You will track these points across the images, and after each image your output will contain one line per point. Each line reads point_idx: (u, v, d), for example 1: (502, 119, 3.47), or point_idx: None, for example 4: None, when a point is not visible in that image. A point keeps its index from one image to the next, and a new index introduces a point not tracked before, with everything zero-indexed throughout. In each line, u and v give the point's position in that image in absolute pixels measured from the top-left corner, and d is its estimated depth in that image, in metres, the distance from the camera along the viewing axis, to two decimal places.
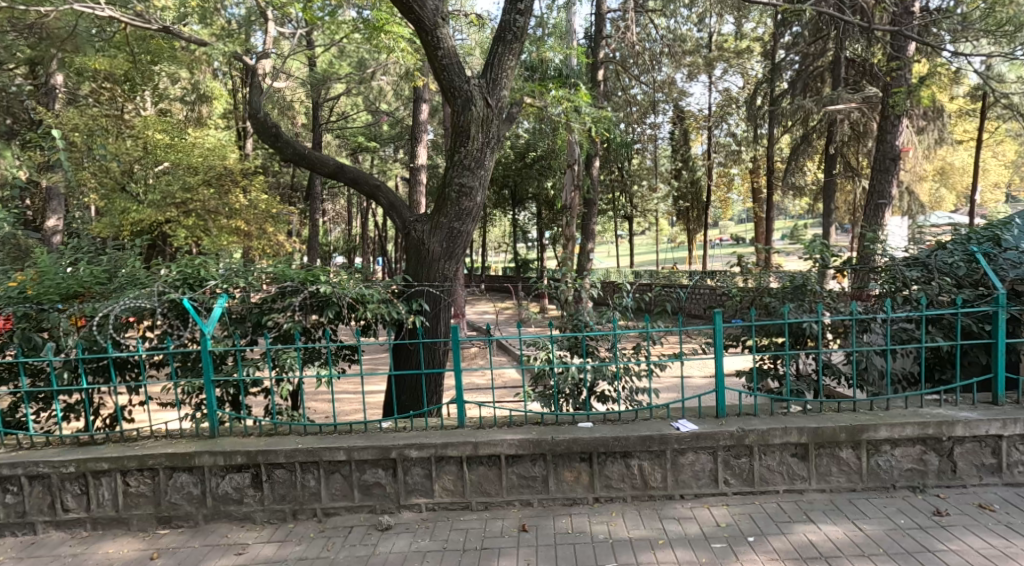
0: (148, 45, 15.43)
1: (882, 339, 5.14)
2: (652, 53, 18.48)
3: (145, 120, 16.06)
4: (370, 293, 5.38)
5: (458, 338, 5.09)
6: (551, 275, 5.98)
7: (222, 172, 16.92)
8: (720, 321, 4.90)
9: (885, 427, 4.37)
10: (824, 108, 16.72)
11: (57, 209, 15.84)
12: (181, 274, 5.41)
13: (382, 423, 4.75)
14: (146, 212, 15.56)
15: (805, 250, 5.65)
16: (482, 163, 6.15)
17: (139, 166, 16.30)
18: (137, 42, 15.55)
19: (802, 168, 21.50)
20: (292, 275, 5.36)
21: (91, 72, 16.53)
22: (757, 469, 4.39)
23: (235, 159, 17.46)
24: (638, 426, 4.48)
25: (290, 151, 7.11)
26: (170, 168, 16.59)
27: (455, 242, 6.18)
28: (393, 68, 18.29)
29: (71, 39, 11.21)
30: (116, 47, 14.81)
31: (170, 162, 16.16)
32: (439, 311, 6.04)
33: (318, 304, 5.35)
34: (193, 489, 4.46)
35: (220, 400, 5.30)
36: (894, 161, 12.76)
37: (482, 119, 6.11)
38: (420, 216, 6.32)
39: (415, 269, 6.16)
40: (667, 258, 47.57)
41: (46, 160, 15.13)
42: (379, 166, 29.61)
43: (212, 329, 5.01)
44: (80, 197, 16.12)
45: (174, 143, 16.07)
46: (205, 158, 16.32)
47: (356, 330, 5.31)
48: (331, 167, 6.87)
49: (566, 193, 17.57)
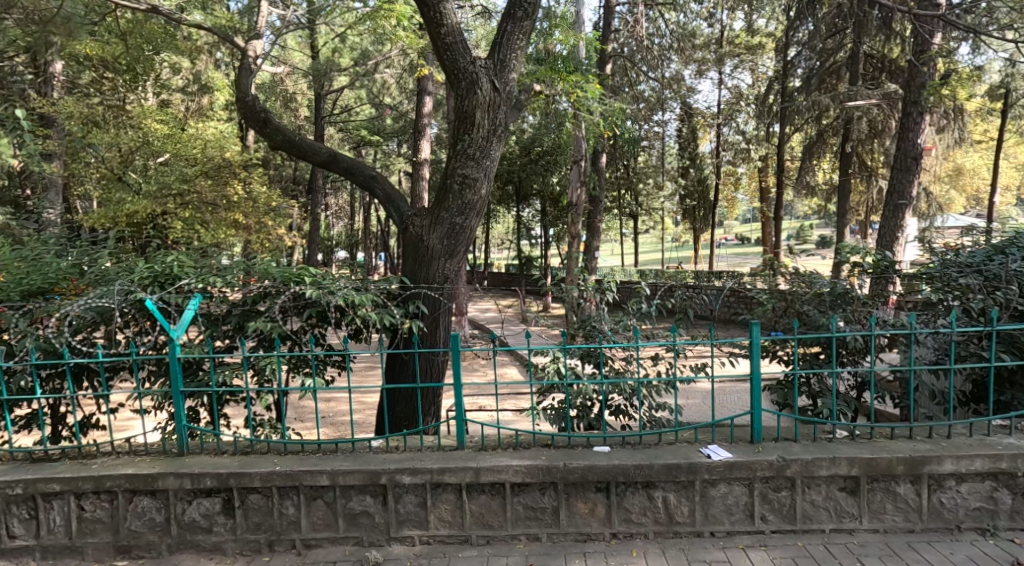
0: (145, 31, 14.91)
1: (932, 354, 4.67)
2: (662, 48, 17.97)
3: (143, 109, 15.63)
4: (363, 298, 4.84)
5: (459, 347, 4.53)
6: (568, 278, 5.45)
7: (223, 164, 16.42)
8: (758, 334, 4.38)
9: (950, 459, 3.84)
10: (841, 105, 16.25)
11: (55, 199, 15.21)
12: (151, 271, 4.88)
13: (373, 442, 4.22)
14: (142, 203, 14.88)
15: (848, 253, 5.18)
16: (488, 152, 5.62)
17: (138, 157, 15.80)
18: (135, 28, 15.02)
19: (816, 167, 20.90)
20: (275, 273, 4.85)
21: (90, 59, 16.05)
22: (799, 505, 3.86)
23: (235, 151, 16.97)
24: (663, 452, 3.96)
25: (280, 139, 6.56)
26: (170, 161, 16.12)
27: (457, 239, 5.64)
28: (396, 59, 17.73)
29: (59, 22, 10.63)
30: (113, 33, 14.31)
31: (169, 154, 15.79)
32: (438, 315, 5.50)
33: (305, 306, 4.84)
34: (156, 515, 3.94)
35: (193, 412, 4.77)
36: (916, 160, 12.12)
37: (488, 105, 5.59)
38: (420, 210, 5.81)
39: (414, 269, 5.62)
40: (671, 258, 46.92)
41: (42, 149, 14.67)
42: (382, 159, 29.09)
43: (181, 334, 4.47)
44: (77, 186, 15.61)
45: (176, 135, 15.77)
46: (205, 149, 15.98)
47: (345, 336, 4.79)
48: (324, 156, 6.31)
49: (572, 190, 16.99)
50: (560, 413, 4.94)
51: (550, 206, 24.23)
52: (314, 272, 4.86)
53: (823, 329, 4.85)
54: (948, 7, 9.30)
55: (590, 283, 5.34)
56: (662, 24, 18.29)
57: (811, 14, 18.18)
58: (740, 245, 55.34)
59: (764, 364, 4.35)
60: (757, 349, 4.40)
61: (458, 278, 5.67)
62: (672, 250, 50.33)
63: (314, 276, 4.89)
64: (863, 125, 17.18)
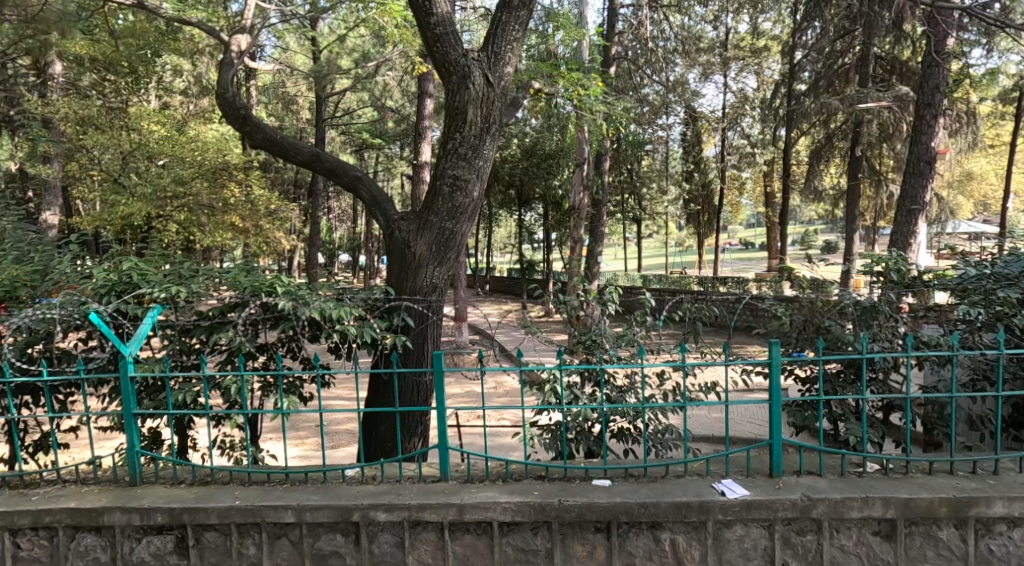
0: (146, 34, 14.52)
1: (969, 376, 4.26)
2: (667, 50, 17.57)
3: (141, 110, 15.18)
4: (339, 311, 4.40)
5: (444, 367, 4.12)
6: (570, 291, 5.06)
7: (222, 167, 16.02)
8: (778, 355, 3.93)
9: (1000, 501, 3.44)
10: (851, 108, 15.86)
11: (55, 202, 14.99)
12: (107, 280, 4.42)
13: (348, 472, 3.82)
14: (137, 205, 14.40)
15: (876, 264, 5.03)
16: (481, 151, 5.21)
17: (135, 160, 15.21)
18: (139, 34, 14.58)
19: (824, 171, 20.27)
20: (244, 282, 4.42)
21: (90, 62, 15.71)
22: (826, 550, 3.46)
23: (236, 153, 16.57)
24: (670, 488, 3.55)
25: (261, 136, 6.11)
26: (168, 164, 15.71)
27: (446, 245, 5.21)
28: (396, 61, 17.38)
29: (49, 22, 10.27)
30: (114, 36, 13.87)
31: (166, 156, 15.40)
32: (426, 329, 5.12)
33: (278, 318, 4.42)
34: (101, 554, 3.57)
35: (146, 437, 4.33)
36: (930, 164, 11.62)
37: (482, 101, 5.17)
38: (407, 213, 5.40)
39: (400, 278, 5.21)
40: (675, 263, 46.51)
41: (39, 151, 14.27)
42: (384, 163, 28.72)
43: (133, 351, 4.04)
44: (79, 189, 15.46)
45: (174, 136, 15.47)
46: (202, 153, 15.56)
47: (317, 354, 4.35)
48: (305, 156, 5.85)
49: (574, 194, 16.49)
50: (556, 434, 4.60)
51: (551, 210, 23.81)
52: (288, 282, 4.44)
53: (850, 350, 4.46)
54: (964, 5, 8.88)
55: (589, 294, 4.97)
56: (666, 26, 17.88)
57: (818, 17, 17.76)
58: (743, 250, 54.80)
59: (784, 386, 3.91)
60: (776, 371, 3.95)
61: (448, 287, 5.28)
62: (676, 256, 49.79)
63: (289, 285, 4.48)
64: (873, 128, 16.77)
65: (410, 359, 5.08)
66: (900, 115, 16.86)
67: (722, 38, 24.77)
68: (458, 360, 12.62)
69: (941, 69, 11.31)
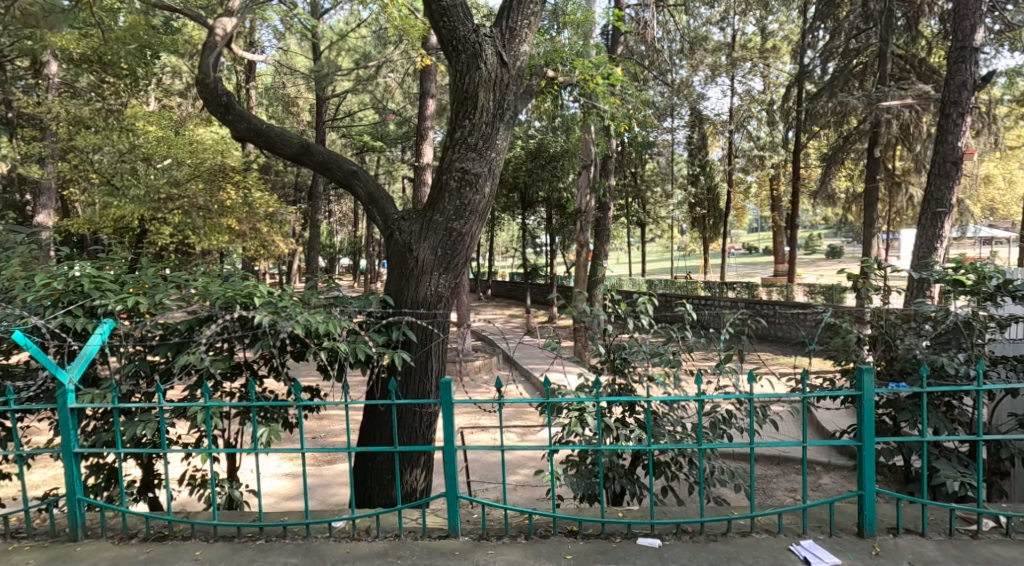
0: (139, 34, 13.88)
1: None
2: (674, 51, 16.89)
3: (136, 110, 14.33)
4: (331, 327, 3.72)
5: (452, 398, 3.53)
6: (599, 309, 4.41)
7: (219, 168, 15.13)
8: (873, 384, 3.37)
9: None
10: (872, 107, 15.17)
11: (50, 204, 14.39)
12: (51, 289, 3.72)
13: (334, 524, 3.52)
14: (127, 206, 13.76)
15: (960, 276, 4.46)
16: (493, 142, 4.55)
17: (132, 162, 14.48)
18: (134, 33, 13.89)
19: (838, 174, 19.67)
20: (213, 290, 3.72)
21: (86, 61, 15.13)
22: None
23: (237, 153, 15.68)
24: (743, 552, 3.34)
25: (244, 125, 5.38)
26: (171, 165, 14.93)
27: (452, 249, 4.54)
28: (398, 61, 16.72)
29: (29, 17, 9.61)
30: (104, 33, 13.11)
31: (166, 158, 14.59)
32: (430, 347, 4.50)
33: (258, 335, 3.73)
34: None
35: (94, 480, 3.67)
36: (957, 165, 10.27)
37: (494, 84, 4.50)
38: (407, 212, 4.74)
39: (400, 286, 4.54)
40: (679, 267, 45.70)
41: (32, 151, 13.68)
42: (386, 166, 28.05)
43: (73, 377, 3.41)
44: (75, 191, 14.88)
45: (170, 137, 14.39)
46: (195, 150, 14.52)
47: (297, 380, 3.67)
48: (294, 148, 5.14)
49: (581, 198, 15.74)
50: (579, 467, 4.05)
51: (555, 213, 23.06)
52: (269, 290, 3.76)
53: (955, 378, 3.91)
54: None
55: (622, 306, 4.33)
56: (673, 25, 17.26)
57: (832, 17, 17.15)
58: (747, 255, 53.97)
59: (876, 427, 3.41)
60: (869, 405, 3.41)
61: (455, 299, 4.64)
62: (682, 260, 49.01)
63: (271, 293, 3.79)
64: (893, 128, 16.09)
65: (411, 386, 4.45)
66: (918, 116, 16.18)
67: (729, 40, 24.11)
68: (462, 369, 12.03)
69: (969, 64, 10.10)
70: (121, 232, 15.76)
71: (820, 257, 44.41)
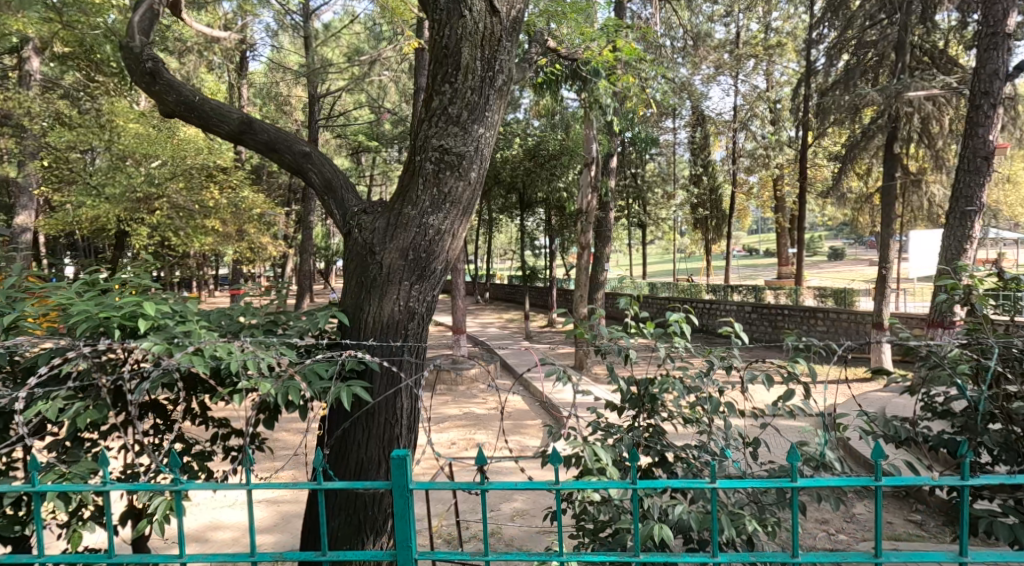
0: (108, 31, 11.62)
1: None
2: (677, 49, 15.83)
3: (115, 106, 13.02)
4: (231, 358, 2.82)
5: (408, 484, 2.79)
6: (614, 337, 3.42)
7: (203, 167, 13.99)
8: None
9: None
10: (895, 103, 14.05)
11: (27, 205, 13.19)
12: None
13: None
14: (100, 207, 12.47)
15: None
16: (480, 115, 3.53)
17: (130, 161, 13.31)
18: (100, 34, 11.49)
19: (852, 175, 18.66)
20: (76, 309, 2.92)
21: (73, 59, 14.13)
22: None
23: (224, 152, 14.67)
24: None
25: (179, 100, 4.32)
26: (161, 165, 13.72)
27: (427, 252, 3.52)
28: (388, 60, 15.68)
29: None
30: (63, 36, 11.75)
31: (157, 160, 13.46)
32: (398, 381, 3.50)
33: (149, 371, 2.88)
34: None
35: None
36: (988, 160, 8.83)
37: (483, 37, 3.50)
38: (372, 203, 3.74)
39: (359, 299, 3.53)
40: (681, 270, 44.69)
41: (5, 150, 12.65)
42: (381, 167, 26.98)
43: None
44: (55, 193, 13.82)
45: (152, 134, 13.09)
46: (180, 148, 13.39)
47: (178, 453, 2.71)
48: (233, 125, 4.10)
49: (581, 198, 14.61)
50: (595, 537, 3.17)
51: (554, 213, 21.91)
52: (155, 304, 2.93)
53: None
54: None
55: (647, 326, 3.33)
56: (675, 20, 16.27)
57: (843, 11, 16.14)
58: (749, 258, 53.32)
59: None
60: None
61: (432, 315, 3.61)
62: (683, 264, 48.02)
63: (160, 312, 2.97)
64: (914, 125, 14.97)
65: (373, 436, 3.48)
66: (940, 109, 14.94)
67: (733, 37, 23.10)
68: (455, 382, 11.09)
69: (1001, 50, 8.75)
70: (102, 234, 14.64)
71: (823, 259, 43.35)
